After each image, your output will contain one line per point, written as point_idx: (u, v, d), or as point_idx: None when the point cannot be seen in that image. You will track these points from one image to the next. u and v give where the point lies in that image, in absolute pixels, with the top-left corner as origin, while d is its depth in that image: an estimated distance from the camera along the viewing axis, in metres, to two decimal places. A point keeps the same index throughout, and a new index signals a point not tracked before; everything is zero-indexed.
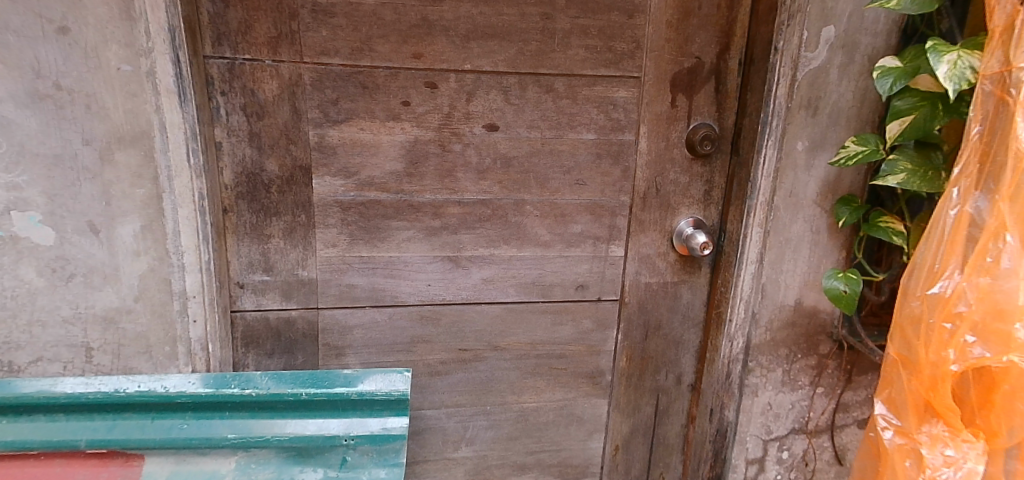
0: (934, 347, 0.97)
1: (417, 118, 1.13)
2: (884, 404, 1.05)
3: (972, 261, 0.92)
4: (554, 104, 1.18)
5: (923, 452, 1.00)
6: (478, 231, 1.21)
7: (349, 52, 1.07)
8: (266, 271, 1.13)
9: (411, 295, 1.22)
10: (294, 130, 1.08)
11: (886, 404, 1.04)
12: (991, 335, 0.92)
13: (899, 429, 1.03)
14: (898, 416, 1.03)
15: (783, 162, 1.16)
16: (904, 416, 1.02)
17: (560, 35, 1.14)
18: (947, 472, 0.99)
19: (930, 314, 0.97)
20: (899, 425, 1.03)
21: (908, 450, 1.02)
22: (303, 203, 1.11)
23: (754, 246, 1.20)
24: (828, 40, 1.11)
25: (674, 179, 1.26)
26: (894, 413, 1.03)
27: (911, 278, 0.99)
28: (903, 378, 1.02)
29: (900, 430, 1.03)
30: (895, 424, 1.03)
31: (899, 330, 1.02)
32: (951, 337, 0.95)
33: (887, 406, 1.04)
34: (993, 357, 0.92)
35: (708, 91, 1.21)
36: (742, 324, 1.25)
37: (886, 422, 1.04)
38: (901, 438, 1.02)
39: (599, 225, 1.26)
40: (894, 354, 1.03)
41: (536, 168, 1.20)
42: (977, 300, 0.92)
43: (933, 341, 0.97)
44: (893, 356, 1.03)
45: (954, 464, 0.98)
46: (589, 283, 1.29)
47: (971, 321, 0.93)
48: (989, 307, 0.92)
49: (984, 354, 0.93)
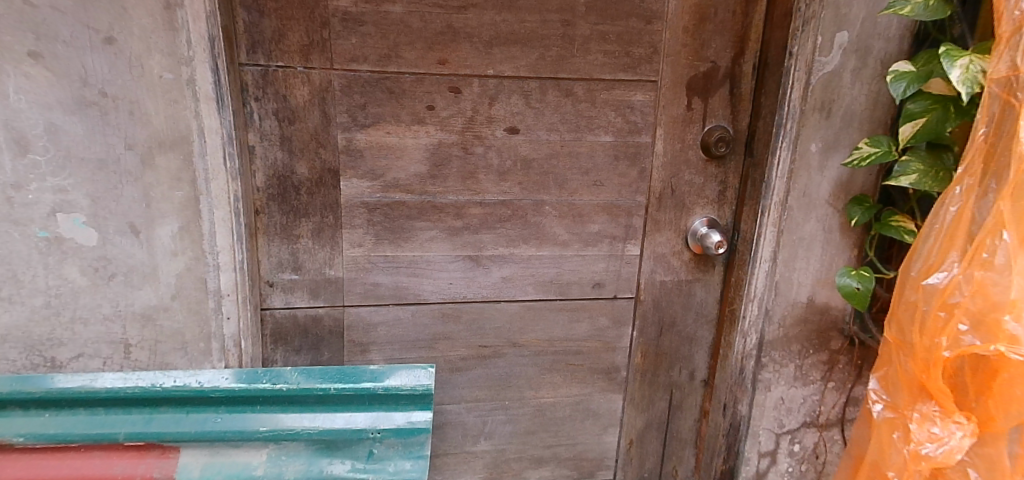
0: (928, 332, 1.00)
1: (441, 122, 1.17)
2: (878, 380, 1.08)
3: (969, 254, 0.96)
4: (573, 108, 1.22)
5: (910, 426, 1.03)
6: (498, 230, 1.25)
7: (377, 59, 1.10)
8: (295, 270, 1.16)
9: (434, 293, 1.25)
10: (324, 133, 1.11)
11: (879, 380, 1.08)
12: (984, 326, 0.95)
13: (889, 404, 1.07)
14: (890, 392, 1.07)
15: (797, 163, 1.19)
16: (895, 393, 1.06)
17: (580, 40, 1.18)
18: (929, 447, 1.01)
19: (926, 302, 1.00)
20: (890, 400, 1.07)
21: (896, 424, 1.06)
22: (331, 204, 1.14)
23: (767, 245, 1.24)
24: (842, 45, 1.14)
25: (689, 180, 1.29)
26: (886, 389, 1.07)
27: (911, 268, 1.03)
28: (898, 357, 1.05)
29: (890, 405, 1.07)
30: (885, 399, 1.07)
31: (895, 315, 1.05)
32: (944, 324, 0.98)
33: (880, 382, 1.08)
34: (983, 346, 0.95)
35: (723, 94, 1.25)
36: (756, 321, 1.28)
37: (877, 397, 1.08)
38: (890, 412, 1.06)
39: (616, 224, 1.30)
40: (890, 336, 1.06)
41: (555, 169, 1.24)
42: (971, 293, 0.95)
43: (927, 327, 1.00)
44: (888, 337, 1.06)
45: (938, 440, 1.01)
46: (606, 281, 1.33)
47: (965, 311, 0.96)
48: (982, 299, 0.95)
49: (974, 342, 0.96)
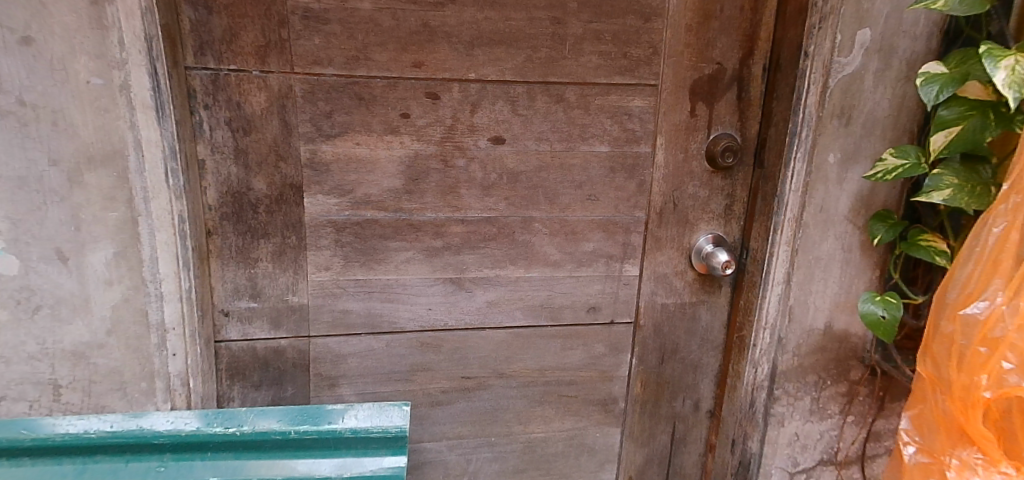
0: (967, 370, 0.87)
1: (417, 131, 1.05)
2: (910, 420, 0.96)
3: (1015, 283, 0.83)
4: (565, 115, 1.10)
5: (948, 474, 0.92)
6: (482, 250, 1.14)
7: (344, 61, 0.98)
8: (253, 298, 1.04)
9: (411, 321, 1.13)
10: (284, 145, 0.99)
11: (912, 420, 0.96)
12: None
13: (923, 447, 0.95)
14: (924, 433, 0.95)
15: (813, 175, 1.07)
16: (930, 435, 0.94)
17: (572, 40, 1.07)
18: None
19: (965, 337, 0.88)
20: (924, 443, 0.95)
21: (932, 470, 0.94)
22: (293, 223, 1.02)
23: (781, 265, 1.12)
24: (863, 44, 1.02)
25: (693, 193, 1.18)
26: (919, 429, 0.95)
27: (947, 295, 0.90)
28: (933, 395, 0.93)
29: (925, 448, 0.95)
30: (919, 441, 0.95)
31: (929, 348, 0.92)
32: (986, 361, 0.86)
33: (912, 422, 0.96)
34: None
35: (730, 99, 1.14)
36: (768, 350, 1.16)
37: (908, 438, 0.96)
38: (925, 457, 0.95)
39: (612, 243, 1.19)
40: (924, 372, 0.94)
41: (545, 183, 1.13)
42: (1017, 327, 0.83)
43: (966, 363, 0.87)
44: (922, 373, 0.94)
45: None
46: (601, 304, 1.22)
47: (1010, 348, 0.83)
48: None
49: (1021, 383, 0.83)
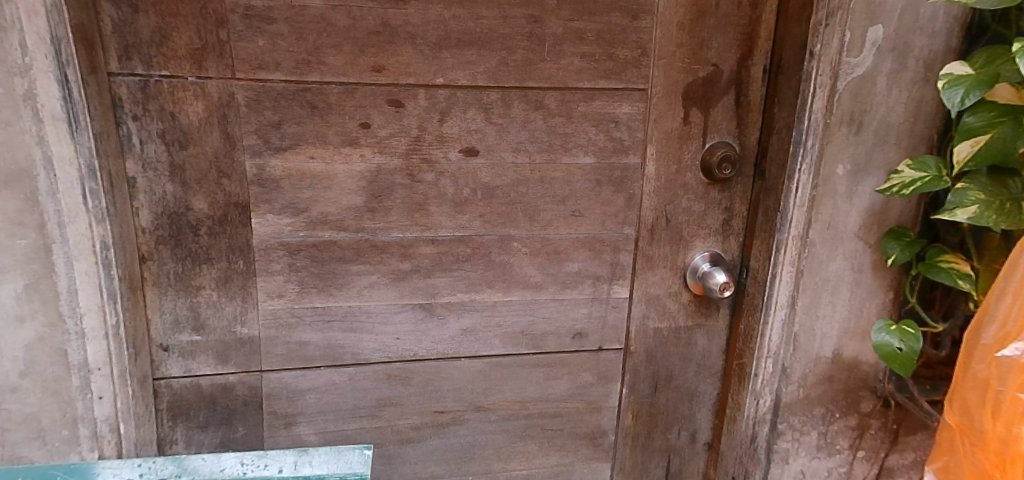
0: (1002, 420, 0.78)
1: (379, 143, 0.94)
2: (937, 474, 0.89)
3: None
4: (545, 123, 0.99)
5: None
6: (455, 273, 1.03)
7: (293, 66, 0.87)
8: (195, 330, 0.93)
9: (376, 352, 1.03)
10: (227, 160, 0.88)
11: (939, 474, 0.88)
12: None
13: None
14: None
15: (820, 189, 0.96)
16: None
17: (551, 40, 0.96)
18: None
19: (1001, 382, 0.78)
20: None
21: None
22: (240, 246, 0.92)
23: (785, 288, 1.01)
24: (875, 43, 0.91)
25: (687, 207, 1.07)
26: None
27: (979, 335, 0.81)
28: (962, 448, 0.84)
29: None
30: None
31: (959, 393, 0.84)
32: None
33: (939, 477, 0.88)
34: None
35: (728, 104, 1.03)
36: (771, 380, 1.05)
37: None
38: None
39: (599, 262, 1.08)
40: (952, 421, 0.85)
41: (524, 198, 1.02)
42: None
43: (1001, 412, 0.78)
44: (950, 422, 0.86)
45: None
46: (588, 330, 1.11)
47: None
48: None
49: None
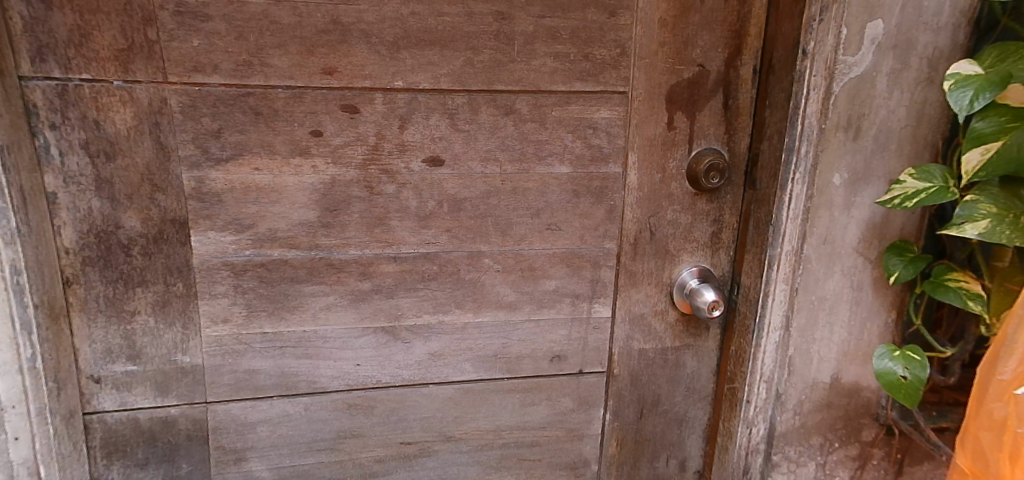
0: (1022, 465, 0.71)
1: (332, 152, 0.86)
2: None
3: None
4: (516, 129, 0.91)
5: None
6: (420, 293, 0.95)
7: (233, 68, 0.79)
8: (131, 360, 0.85)
9: (334, 379, 0.94)
10: (161, 172, 0.80)
11: None
12: None
13: None
14: None
15: (816, 200, 0.88)
16: None
17: (521, 39, 0.88)
18: None
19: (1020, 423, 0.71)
20: None
21: None
22: (179, 268, 0.84)
23: (778, 308, 0.93)
24: (874, 40, 0.83)
25: (673, 219, 0.99)
26: None
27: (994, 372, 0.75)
28: None
29: None
30: None
31: (972, 433, 0.77)
32: None
33: None
34: None
35: (715, 107, 0.95)
36: (764, 407, 0.97)
37: None
38: None
39: (578, 280, 1.00)
40: (964, 465, 0.78)
41: (494, 211, 0.94)
42: None
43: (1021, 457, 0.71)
44: (961, 466, 0.79)
45: None
46: (567, 352, 1.03)
47: None
48: None
49: None
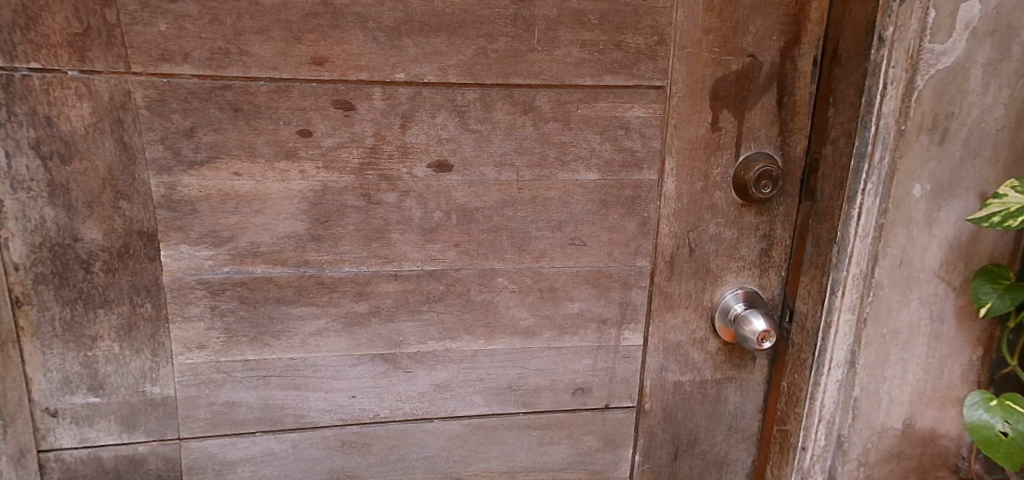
0: None
1: (324, 155, 0.74)
2: None
3: None
4: (536, 130, 0.79)
5: None
6: (425, 317, 0.83)
7: (207, 57, 0.69)
8: (92, 390, 0.75)
9: (326, 413, 0.83)
10: (124, 177, 0.70)
11: None
12: None
13: None
14: None
15: (890, 215, 0.74)
16: None
17: (542, 25, 0.76)
18: None
19: None
20: None
21: None
22: (146, 287, 0.73)
23: (842, 341, 0.80)
24: (968, 24, 0.69)
25: (716, 234, 0.86)
26: None
27: None
28: None
29: None
30: None
31: None
32: None
33: None
34: None
35: (768, 104, 0.81)
36: (823, 455, 0.84)
37: None
38: None
39: (605, 302, 0.87)
40: None
41: (510, 223, 0.82)
42: None
43: None
44: None
45: None
46: (592, 385, 0.90)
47: None
48: None
49: None
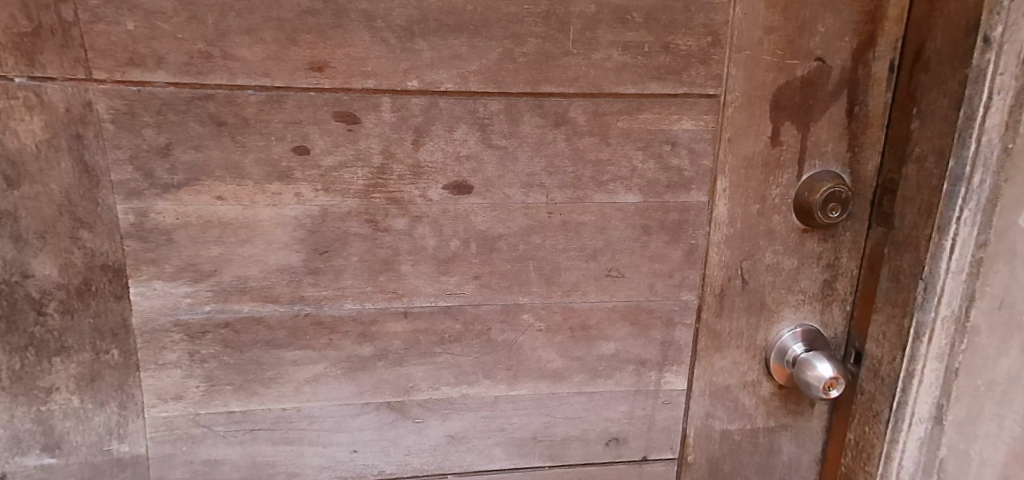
0: None
1: (323, 176, 0.63)
2: None
3: None
4: (570, 146, 0.68)
5: None
6: (439, 360, 0.72)
7: (183, 62, 0.58)
8: (48, 449, 0.65)
9: (324, 470, 0.72)
10: (85, 203, 0.60)
11: None
12: None
13: None
14: None
15: (991, 249, 0.65)
16: None
17: (578, 24, 0.64)
18: None
19: None
20: None
21: None
22: (111, 331, 0.63)
23: (928, 392, 0.69)
24: None
25: (773, 265, 0.74)
26: None
27: None
28: None
29: None
30: None
31: None
32: None
33: None
34: None
35: (839, 116, 0.69)
36: None
37: None
38: None
39: (644, 342, 0.76)
40: None
41: (538, 252, 0.70)
42: None
43: None
44: None
45: None
46: (627, 434, 0.79)
47: None
48: None
49: None
